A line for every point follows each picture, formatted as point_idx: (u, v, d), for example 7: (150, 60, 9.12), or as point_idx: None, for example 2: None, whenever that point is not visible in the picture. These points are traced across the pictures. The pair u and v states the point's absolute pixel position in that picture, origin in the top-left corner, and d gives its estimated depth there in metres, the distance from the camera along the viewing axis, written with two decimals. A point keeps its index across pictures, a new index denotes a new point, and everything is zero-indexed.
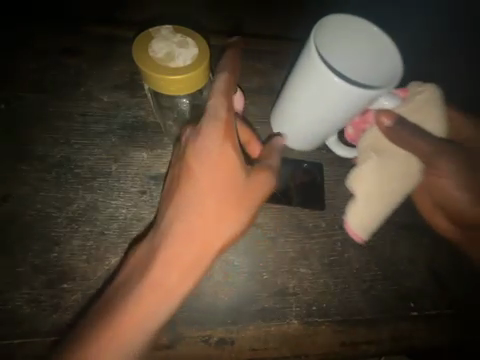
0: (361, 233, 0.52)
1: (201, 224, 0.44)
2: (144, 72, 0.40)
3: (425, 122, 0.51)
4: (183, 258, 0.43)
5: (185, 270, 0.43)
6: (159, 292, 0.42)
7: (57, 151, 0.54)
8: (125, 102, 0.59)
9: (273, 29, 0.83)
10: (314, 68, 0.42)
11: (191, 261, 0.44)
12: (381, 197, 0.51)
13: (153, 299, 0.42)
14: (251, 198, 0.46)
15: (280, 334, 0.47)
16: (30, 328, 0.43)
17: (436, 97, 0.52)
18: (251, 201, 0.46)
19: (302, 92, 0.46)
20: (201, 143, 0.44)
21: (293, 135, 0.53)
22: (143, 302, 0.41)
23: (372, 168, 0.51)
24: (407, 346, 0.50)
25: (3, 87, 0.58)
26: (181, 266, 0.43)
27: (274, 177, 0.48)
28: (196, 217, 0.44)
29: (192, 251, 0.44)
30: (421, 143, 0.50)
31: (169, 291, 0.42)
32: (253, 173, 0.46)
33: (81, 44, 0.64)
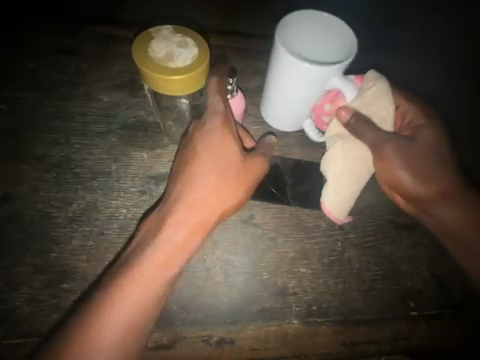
0: (335, 213, 0.51)
1: (190, 206, 0.44)
2: (145, 73, 0.40)
3: (379, 113, 0.50)
4: (172, 239, 0.43)
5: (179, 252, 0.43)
6: (152, 272, 0.42)
7: (57, 151, 0.54)
8: (125, 102, 0.60)
9: (273, 29, 0.84)
10: (284, 59, 0.44)
11: (179, 242, 0.43)
12: (349, 179, 0.51)
13: (147, 280, 0.42)
14: (244, 179, 0.46)
15: (280, 334, 0.48)
16: (30, 328, 0.43)
17: (384, 87, 0.50)
18: (244, 182, 0.46)
19: (279, 80, 0.48)
20: (199, 136, 0.46)
21: (283, 119, 0.55)
22: (132, 283, 0.42)
23: (338, 152, 0.51)
24: (407, 345, 0.50)
25: (3, 88, 0.59)
26: (173, 247, 0.43)
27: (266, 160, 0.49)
28: (191, 199, 0.45)
29: (180, 231, 0.44)
30: (370, 134, 0.49)
31: (158, 271, 0.42)
32: (248, 158, 0.47)
33: (81, 44, 0.64)
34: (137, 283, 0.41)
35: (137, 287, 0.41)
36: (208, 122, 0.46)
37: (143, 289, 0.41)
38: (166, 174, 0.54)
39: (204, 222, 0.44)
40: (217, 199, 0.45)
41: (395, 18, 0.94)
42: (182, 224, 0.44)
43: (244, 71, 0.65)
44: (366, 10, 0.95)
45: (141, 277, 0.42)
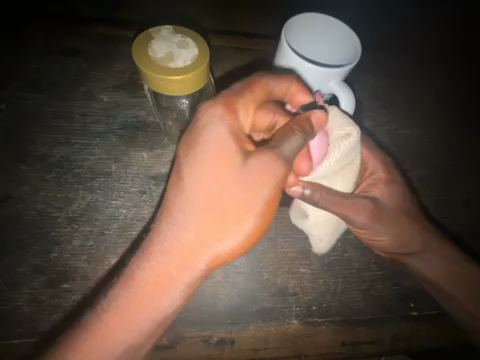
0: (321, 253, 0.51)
1: (189, 240, 0.34)
2: (145, 73, 0.40)
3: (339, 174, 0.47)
4: (164, 281, 0.34)
5: (169, 292, 0.34)
6: (140, 316, 0.35)
7: (57, 151, 0.54)
8: (125, 102, 0.60)
9: (273, 29, 0.84)
10: (288, 59, 0.44)
11: (171, 283, 0.34)
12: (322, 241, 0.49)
13: (134, 320, 0.35)
14: (253, 198, 0.35)
15: (280, 334, 0.48)
16: (30, 329, 0.43)
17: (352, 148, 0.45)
18: (252, 202, 0.35)
19: None
20: (203, 133, 0.34)
21: None
22: (111, 324, 0.34)
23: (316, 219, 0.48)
24: (408, 346, 0.50)
25: (3, 88, 0.59)
26: (160, 288, 0.34)
27: (276, 163, 0.35)
28: (185, 232, 0.34)
29: (173, 270, 0.34)
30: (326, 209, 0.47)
31: (147, 311, 0.35)
32: (252, 164, 0.34)
33: (81, 45, 0.65)
34: (124, 327, 0.35)
35: (126, 331, 0.35)
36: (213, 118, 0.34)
37: (134, 330, 0.35)
38: (166, 174, 0.54)
39: (199, 260, 0.34)
40: (215, 229, 0.34)
41: (395, 18, 0.94)
42: (170, 263, 0.34)
43: (243, 71, 0.66)
44: (365, 10, 0.95)
45: (124, 320, 0.34)
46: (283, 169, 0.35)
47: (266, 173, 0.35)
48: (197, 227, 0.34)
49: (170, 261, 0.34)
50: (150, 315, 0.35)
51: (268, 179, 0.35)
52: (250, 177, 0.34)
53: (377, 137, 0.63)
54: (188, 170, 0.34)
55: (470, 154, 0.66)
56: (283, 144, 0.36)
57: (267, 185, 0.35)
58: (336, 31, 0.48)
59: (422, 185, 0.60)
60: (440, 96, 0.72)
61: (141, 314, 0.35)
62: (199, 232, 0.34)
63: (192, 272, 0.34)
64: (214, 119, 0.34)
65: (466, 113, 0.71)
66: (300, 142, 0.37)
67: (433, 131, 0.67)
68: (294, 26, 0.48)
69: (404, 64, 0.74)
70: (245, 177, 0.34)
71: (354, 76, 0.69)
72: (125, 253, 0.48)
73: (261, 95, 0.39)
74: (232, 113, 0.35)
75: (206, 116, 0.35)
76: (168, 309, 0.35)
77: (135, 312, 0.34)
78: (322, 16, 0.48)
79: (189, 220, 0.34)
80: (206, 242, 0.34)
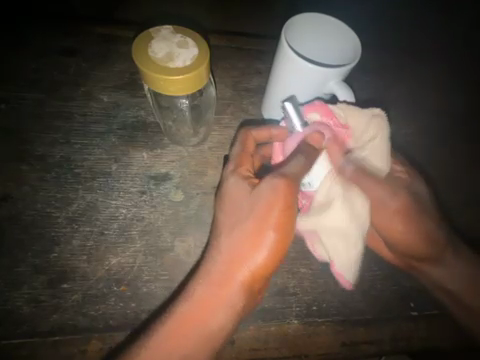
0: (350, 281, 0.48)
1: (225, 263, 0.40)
2: (144, 73, 0.39)
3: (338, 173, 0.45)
4: (209, 297, 0.40)
5: (222, 301, 0.40)
6: (198, 330, 0.40)
7: (57, 151, 0.54)
8: (125, 102, 0.60)
9: (273, 29, 0.84)
10: (287, 58, 0.44)
11: (216, 297, 0.40)
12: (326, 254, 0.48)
13: (190, 332, 0.40)
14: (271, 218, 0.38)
15: (280, 334, 0.47)
16: (29, 329, 0.43)
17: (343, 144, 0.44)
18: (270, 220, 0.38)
19: (282, 82, 0.47)
20: (225, 190, 0.42)
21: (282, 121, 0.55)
22: (170, 338, 0.40)
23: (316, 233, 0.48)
24: (408, 347, 0.50)
25: (3, 88, 0.59)
26: (208, 305, 0.40)
27: (269, 186, 0.38)
28: (223, 256, 0.40)
29: (216, 285, 0.40)
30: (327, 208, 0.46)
31: (203, 321, 0.40)
32: (263, 190, 0.39)
33: (81, 44, 0.65)
34: (183, 342, 0.40)
35: (186, 345, 0.40)
36: (231, 181, 0.42)
37: (193, 344, 0.40)
38: (166, 174, 0.54)
39: (237, 274, 0.40)
40: (244, 250, 0.39)
41: (395, 17, 0.94)
42: (212, 283, 0.40)
43: (244, 71, 0.66)
44: (365, 9, 0.95)
45: (182, 334, 0.40)
46: (286, 186, 0.38)
47: (275, 196, 0.38)
48: (231, 251, 0.40)
49: (211, 279, 0.40)
50: (205, 328, 0.40)
51: (277, 197, 0.38)
52: (260, 205, 0.38)
53: None
54: (221, 216, 0.42)
55: (470, 154, 0.66)
56: (287, 166, 0.39)
57: (278, 202, 0.38)
58: (338, 32, 0.48)
59: None
60: (440, 96, 0.72)
61: (196, 329, 0.40)
62: (234, 251, 0.40)
63: (231, 286, 0.40)
64: (228, 178, 0.43)
65: (466, 113, 0.71)
66: (303, 161, 0.39)
67: (433, 131, 0.67)
68: (295, 25, 0.48)
69: (404, 64, 0.75)
70: (257, 206, 0.39)
71: (355, 75, 0.69)
72: (125, 253, 0.48)
73: (249, 147, 0.46)
74: (243, 172, 0.43)
75: (226, 180, 0.43)
76: (218, 318, 0.40)
77: (190, 328, 0.40)
78: (324, 17, 0.48)
79: (225, 247, 0.40)
80: (240, 260, 0.39)
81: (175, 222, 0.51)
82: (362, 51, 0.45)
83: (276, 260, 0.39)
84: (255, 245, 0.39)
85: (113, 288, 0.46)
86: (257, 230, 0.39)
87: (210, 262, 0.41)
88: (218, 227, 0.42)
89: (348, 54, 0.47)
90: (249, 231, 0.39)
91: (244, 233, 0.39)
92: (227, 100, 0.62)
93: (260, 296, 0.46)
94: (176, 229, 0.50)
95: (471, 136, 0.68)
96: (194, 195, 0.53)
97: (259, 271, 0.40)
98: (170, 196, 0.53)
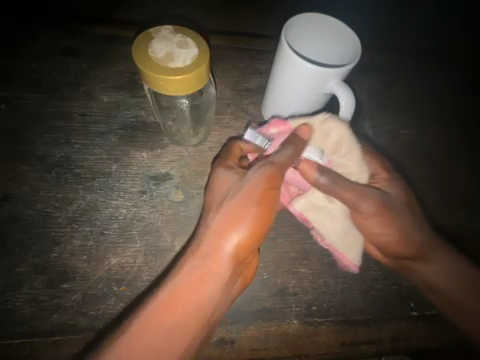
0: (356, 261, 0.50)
1: (210, 240, 0.41)
2: (145, 73, 0.39)
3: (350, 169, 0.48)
4: (193, 272, 0.41)
5: (210, 278, 0.41)
6: (182, 309, 0.40)
7: (57, 151, 0.54)
8: (125, 102, 0.60)
9: (273, 29, 0.84)
10: (288, 58, 0.44)
11: (202, 272, 0.41)
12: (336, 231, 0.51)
13: (179, 310, 0.40)
14: (252, 195, 0.40)
15: (280, 334, 0.47)
16: (29, 329, 0.43)
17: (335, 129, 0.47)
18: (252, 195, 0.40)
19: (283, 82, 0.48)
20: (215, 180, 0.45)
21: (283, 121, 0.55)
22: (158, 313, 0.39)
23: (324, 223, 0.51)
24: (407, 347, 0.50)
25: (3, 88, 0.59)
26: (195, 280, 0.40)
27: (255, 172, 0.42)
28: (208, 232, 0.41)
29: (200, 261, 0.41)
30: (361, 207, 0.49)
31: (192, 297, 0.40)
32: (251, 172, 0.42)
33: (82, 45, 0.65)
34: (169, 322, 0.39)
35: (168, 329, 0.39)
36: (220, 172, 0.45)
37: (182, 321, 0.39)
38: (166, 174, 0.54)
39: (220, 248, 0.40)
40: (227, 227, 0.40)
41: (395, 17, 0.94)
42: (198, 258, 0.41)
43: (244, 71, 0.66)
44: (365, 10, 0.95)
45: (167, 313, 0.39)
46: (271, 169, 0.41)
47: (260, 179, 0.41)
48: (216, 226, 0.41)
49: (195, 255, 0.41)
50: (193, 307, 0.40)
51: (262, 179, 0.41)
52: (245, 185, 0.41)
53: (377, 138, 0.64)
54: (210, 200, 0.44)
55: (472, 154, 0.66)
56: (276, 155, 0.43)
57: (260, 184, 0.41)
58: (337, 31, 0.48)
59: (420, 185, 0.60)
60: (440, 96, 0.72)
61: (185, 304, 0.40)
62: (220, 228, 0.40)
63: (218, 259, 0.41)
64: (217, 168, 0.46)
65: (467, 112, 0.71)
66: (291, 154, 0.43)
67: (434, 131, 0.67)
68: (294, 25, 0.48)
69: (404, 62, 0.75)
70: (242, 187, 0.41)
71: (355, 76, 0.69)
72: (125, 253, 0.48)
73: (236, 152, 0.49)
74: (227, 163, 0.47)
75: (217, 172, 0.46)
76: (208, 295, 0.40)
77: (175, 306, 0.40)
78: (323, 16, 0.48)
79: (210, 225, 0.41)
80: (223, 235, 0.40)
81: (175, 222, 0.51)
82: (362, 50, 0.45)
83: (260, 234, 0.41)
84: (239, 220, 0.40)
85: (113, 288, 0.46)
86: (243, 207, 0.40)
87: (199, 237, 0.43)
88: (208, 209, 0.44)
89: (349, 53, 0.47)
90: (236, 206, 0.40)
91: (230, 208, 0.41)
92: (227, 100, 0.62)
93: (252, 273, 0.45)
94: (176, 229, 0.50)
95: (471, 135, 0.68)
96: (194, 195, 0.53)
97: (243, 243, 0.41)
98: (170, 196, 0.53)
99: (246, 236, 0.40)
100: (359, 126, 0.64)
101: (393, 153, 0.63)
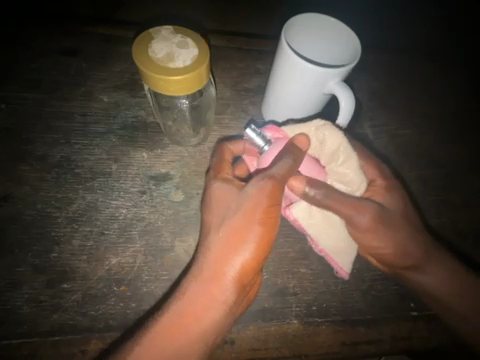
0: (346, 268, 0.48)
1: (217, 262, 0.40)
2: (145, 73, 0.39)
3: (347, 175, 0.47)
4: (197, 294, 0.39)
5: (214, 303, 0.40)
6: (185, 334, 0.38)
7: (57, 151, 0.54)
8: (125, 102, 0.60)
9: (273, 29, 0.84)
10: (288, 58, 0.44)
11: (206, 296, 0.39)
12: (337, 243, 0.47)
13: (183, 336, 0.38)
14: (255, 211, 0.40)
15: (281, 334, 0.47)
16: (29, 329, 0.43)
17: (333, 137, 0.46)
18: (255, 213, 0.40)
19: (283, 83, 0.48)
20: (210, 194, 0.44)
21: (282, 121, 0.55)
22: (159, 338, 0.38)
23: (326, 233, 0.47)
24: (407, 347, 0.50)
25: (3, 88, 0.59)
26: (201, 304, 0.39)
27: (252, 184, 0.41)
28: (214, 252, 0.40)
29: (205, 282, 0.40)
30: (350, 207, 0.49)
31: (196, 321, 0.39)
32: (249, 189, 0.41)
33: (82, 45, 0.65)
34: (174, 346, 0.38)
35: (170, 359, 0.37)
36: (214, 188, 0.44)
37: (185, 346, 0.38)
38: (166, 174, 0.54)
39: (225, 271, 0.40)
40: (232, 244, 0.40)
41: (395, 18, 0.95)
42: (204, 279, 0.40)
43: (244, 71, 0.66)
44: (365, 10, 0.95)
45: (171, 337, 0.38)
46: (272, 184, 0.40)
47: (262, 194, 0.40)
48: (220, 246, 0.40)
49: (201, 277, 0.40)
50: (198, 332, 0.39)
51: (263, 195, 0.40)
52: (249, 200, 0.40)
53: (377, 138, 0.64)
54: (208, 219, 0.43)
55: (471, 154, 0.66)
56: (273, 167, 0.41)
57: (261, 203, 0.40)
58: (337, 32, 0.48)
59: (420, 185, 0.60)
60: (440, 96, 0.72)
61: (188, 329, 0.38)
62: (223, 248, 0.40)
63: (221, 281, 0.40)
64: (211, 184, 0.45)
65: (466, 112, 0.71)
66: (290, 163, 0.41)
67: (432, 131, 0.67)
68: (294, 26, 0.48)
69: (403, 62, 0.75)
70: (243, 202, 0.41)
71: (354, 76, 0.70)
72: (125, 254, 0.48)
73: (226, 156, 0.48)
74: (224, 176, 0.45)
75: (211, 188, 0.44)
76: (212, 321, 0.39)
77: (180, 329, 0.38)
78: (322, 17, 0.48)
79: (214, 248, 0.40)
80: (226, 255, 0.40)
81: (175, 222, 0.51)
82: (361, 51, 0.45)
83: (263, 254, 0.41)
84: (243, 241, 0.40)
85: (113, 288, 0.46)
86: (245, 224, 0.40)
87: (198, 261, 0.41)
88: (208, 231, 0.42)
89: (348, 54, 0.47)
90: (238, 225, 0.40)
91: (233, 228, 0.40)
92: (226, 100, 0.62)
93: (253, 293, 0.45)
94: (176, 229, 0.51)
95: (471, 135, 0.68)
96: (194, 195, 0.53)
97: (248, 264, 0.40)
98: (170, 196, 0.53)
99: (250, 257, 0.40)
100: (359, 126, 0.64)
101: (393, 154, 0.63)
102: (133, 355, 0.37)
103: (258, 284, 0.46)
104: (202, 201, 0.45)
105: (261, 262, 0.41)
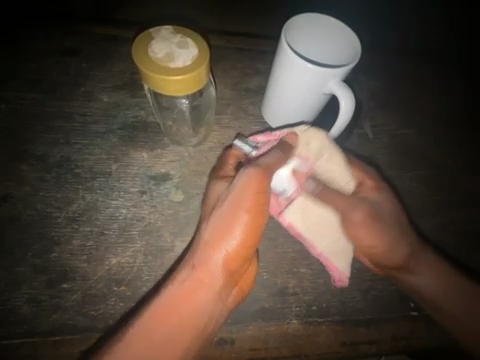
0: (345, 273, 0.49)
1: (207, 249, 0.40)
2: (145, 73, 0.39)
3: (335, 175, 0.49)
4: (187, 279, 0.41)
5: (203, 287, 0.41)
6: (175, 316, 0.40)
7: (57, 151, 0.54)
8: (125, 102, 0.60)
9: (274, 29, 0.84)
10: (288, 59, 0.44)
11: (196, 281, 0.41)
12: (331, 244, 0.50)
13: (174, 320, 0.40)
14: (241, 198, 0.40)
15: (280, 334, 0.47)
16: (29, 329, 0.43)
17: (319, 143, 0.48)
18: (241, 200, 0.39)
19: (283, 83, 0.48)
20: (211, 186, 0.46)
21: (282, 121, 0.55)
22: (151, 322, 0.40)
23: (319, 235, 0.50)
24: (406, 346, 0.50)
25: (3, 88, 0.59)
26: (191, 289, 0.41)
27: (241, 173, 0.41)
28: (203, 239, 0.41)
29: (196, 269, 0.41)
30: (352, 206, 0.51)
31: (186, 305, 0.41)
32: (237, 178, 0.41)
33: (82, 44, 0.65)
34: (165, 329, 0.40)
35: (162, 340, 0.40)
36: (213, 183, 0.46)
37: (175, 326, 0.40)
38: (166, 174, 0.54)
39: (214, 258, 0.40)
40: (219, 232, 0.40)
41: (395, 18, 0.95)
42: (193, 265, 0.41)
43: (244, 71, 0.66)
44: (365, 10, 0.95)
45: (163, 321, 0.40)
46: (257, 173, 0.40)
47: (248, 183, 0.40)
48: (210, 234, 0.40)
49: (191, 263, 0.41)
50: (188, 314, 0.41)
51: (248, 184, 0.40)
52: (235, 188, 0.40)
53: (377, 138, 0.64)
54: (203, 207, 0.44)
55: (470, 154, 0.66)
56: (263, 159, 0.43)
57: (248, 190, 0.39)
58: (337, 32, 0.48)
59: (420, 186, 0.60)
60: (440, 96, 0.72)
61: (179, 312, 0.41)
62: (211, 236, 0.40)
63: (210, 267, 0.41)
64: (211, 180, 0.47)
65: (466, 112, 0.71)
66: (279, 157, 0.44)
67: (432, 131, 0.67)
68: (294, 27, 0.48)
69: (403, 62, 0.75)
70: (231, 190, 0.41)
71: (354, 76, 0.70)
72: (125, 254, 0.48)
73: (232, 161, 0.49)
74: (223, 174, 0.47)
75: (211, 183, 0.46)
76: (202, 304, 0.41)
77: (171, 312, 0.40)
78: (322, 17, 0.49)
79: (203, 235, 0.41)
80: (215, 242, 0.40)
81: (175, 222, 0.51)
82: (361, 51, 0.45)
83: (251, 241, 0.40)
84: (230, 231, 0.40)
85: (113, 288, 0.46)
86: (232, 212, 0.40)
87: (192, 247, 0.42)
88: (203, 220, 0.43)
89: (348, 54, 0.47)
90: (225, 213, 0.40)
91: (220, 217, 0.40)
92: (227, 100, 0.62)
93: (250, 281, 0.45)
94: (176, 229, 0.50)
95: (471, 136, 0.68)
96: (194, 195, 0.53)
97: (235, 251, 0.40)
98: (170, 196, 0.53)
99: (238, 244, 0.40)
100: (359, 126, 0.64)
101: (393, 154, 0.63)
102: (127, 338, 0.39)
103: (255, 271, 0.45)
104: (205, 192, 0.47)
105: (250, 250, 0.41)
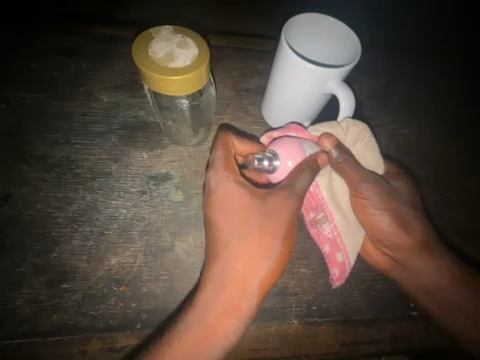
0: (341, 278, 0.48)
1: (242, 272, 0.40)
2: (145, 73, 0.39)
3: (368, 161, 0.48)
4: (223, 303, 0.40)
5: (237, 313, 0.40)
6: (214, 343, 0.39)
7: (57, 151, 0.54)
8: (125, 102, 0.60)
9: (274, 29, 0.84)
10: (288, 59, 0.44)
11: (231, 304, 0.40)
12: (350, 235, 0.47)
13: (208, 346, 0.39)
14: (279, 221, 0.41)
15: (281, 334, 0.47)
16: (29, 329, 0.43)
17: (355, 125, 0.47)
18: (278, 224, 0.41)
19: (283, 83, 0.48)
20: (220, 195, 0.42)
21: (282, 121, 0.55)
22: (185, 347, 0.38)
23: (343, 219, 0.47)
24: (407, 347, 0.50)
25: (3, 88, 0.59)
26: (226, 314, 0.40)
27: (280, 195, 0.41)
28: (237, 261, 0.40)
29: (231, 292, 0.40)
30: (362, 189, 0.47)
31: (221, 331, 0.39)
32: (272, 199, 0.41)
33: (82, 45, 0.65)
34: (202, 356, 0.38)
35: None
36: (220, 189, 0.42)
37: (212, 355, 0.39)
38: (166, 174, 0.54)
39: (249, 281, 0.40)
40: (256, 254, 0.41)
41: (395, 18, 0.95)
42: (226, 287, 0.40)
43: (244, 71, 0.66)
44: (365, 10, 0.95)
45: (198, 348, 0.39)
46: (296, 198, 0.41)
47: (285, 205, 0.41)
48: (243, 256, 0.40)
49: (222, 287, 0.40)
50: (223, 340, 0.39)
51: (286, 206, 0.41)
52: (272, 209, 0.41)
53: (377, 138, 0.64)
54: (218, 224, 0.42)
55: (470, 154, 0.66)
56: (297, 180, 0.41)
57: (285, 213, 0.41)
58: (337, 32, 0.48)
59: (420, 185, 0.60)
60: (439, 96, 0.72)
61: (215, 339, 0.39)
62: (246, 258, 0.40)
63: (246, 292, 0.40)
64: (218, 185, 0.42)
65: (466, 112, 0.71)
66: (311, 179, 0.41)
67: (432, 131, 0.67)
68: (294, 27, 0.48)
69: (403, 62, 0.75)
70: (267, 212, 0.41)
71: (355, 76, 0.70)
72: (125, 254, 0.48)
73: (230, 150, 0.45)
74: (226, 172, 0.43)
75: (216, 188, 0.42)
76: (235, 330, 0.40)
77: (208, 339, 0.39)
78: (322, 17, 0.48)
79: (236, 257, 0.40)
80: (252, 266, 0.40)
81: (175, 222, 0.51)
82: (361, 51, 0.45)
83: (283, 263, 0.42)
84: (264, 252, 0.41)
85: (113, 288, 0.46)
86: (268, 233, 0.41)
87: (216, 271, 0.41)
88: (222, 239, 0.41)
89: (348, 54, 0.47)
90: (260, 235, 0.41)
91: (254, 238, 0.41)
92: (227, 100, 0.62)
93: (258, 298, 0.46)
94: (176, 229, 0.50)
95: (471, 135, 0.68)
96: (194, 195, 0.53)
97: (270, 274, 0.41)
98: (170, 196, 0.53)
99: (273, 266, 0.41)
100: None
101: (393, 154, 0.63)
102: None
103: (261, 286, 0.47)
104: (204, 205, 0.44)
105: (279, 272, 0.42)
